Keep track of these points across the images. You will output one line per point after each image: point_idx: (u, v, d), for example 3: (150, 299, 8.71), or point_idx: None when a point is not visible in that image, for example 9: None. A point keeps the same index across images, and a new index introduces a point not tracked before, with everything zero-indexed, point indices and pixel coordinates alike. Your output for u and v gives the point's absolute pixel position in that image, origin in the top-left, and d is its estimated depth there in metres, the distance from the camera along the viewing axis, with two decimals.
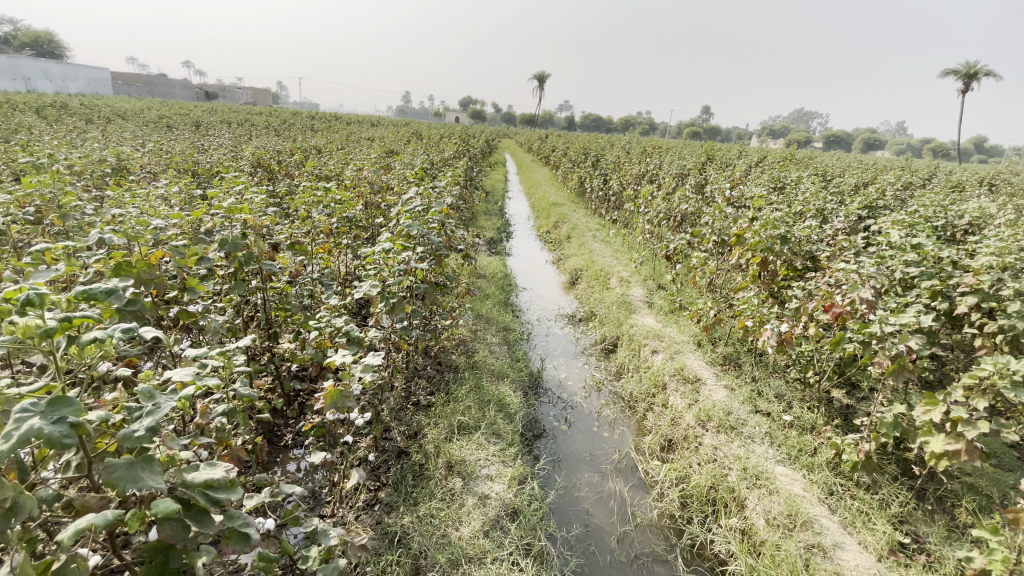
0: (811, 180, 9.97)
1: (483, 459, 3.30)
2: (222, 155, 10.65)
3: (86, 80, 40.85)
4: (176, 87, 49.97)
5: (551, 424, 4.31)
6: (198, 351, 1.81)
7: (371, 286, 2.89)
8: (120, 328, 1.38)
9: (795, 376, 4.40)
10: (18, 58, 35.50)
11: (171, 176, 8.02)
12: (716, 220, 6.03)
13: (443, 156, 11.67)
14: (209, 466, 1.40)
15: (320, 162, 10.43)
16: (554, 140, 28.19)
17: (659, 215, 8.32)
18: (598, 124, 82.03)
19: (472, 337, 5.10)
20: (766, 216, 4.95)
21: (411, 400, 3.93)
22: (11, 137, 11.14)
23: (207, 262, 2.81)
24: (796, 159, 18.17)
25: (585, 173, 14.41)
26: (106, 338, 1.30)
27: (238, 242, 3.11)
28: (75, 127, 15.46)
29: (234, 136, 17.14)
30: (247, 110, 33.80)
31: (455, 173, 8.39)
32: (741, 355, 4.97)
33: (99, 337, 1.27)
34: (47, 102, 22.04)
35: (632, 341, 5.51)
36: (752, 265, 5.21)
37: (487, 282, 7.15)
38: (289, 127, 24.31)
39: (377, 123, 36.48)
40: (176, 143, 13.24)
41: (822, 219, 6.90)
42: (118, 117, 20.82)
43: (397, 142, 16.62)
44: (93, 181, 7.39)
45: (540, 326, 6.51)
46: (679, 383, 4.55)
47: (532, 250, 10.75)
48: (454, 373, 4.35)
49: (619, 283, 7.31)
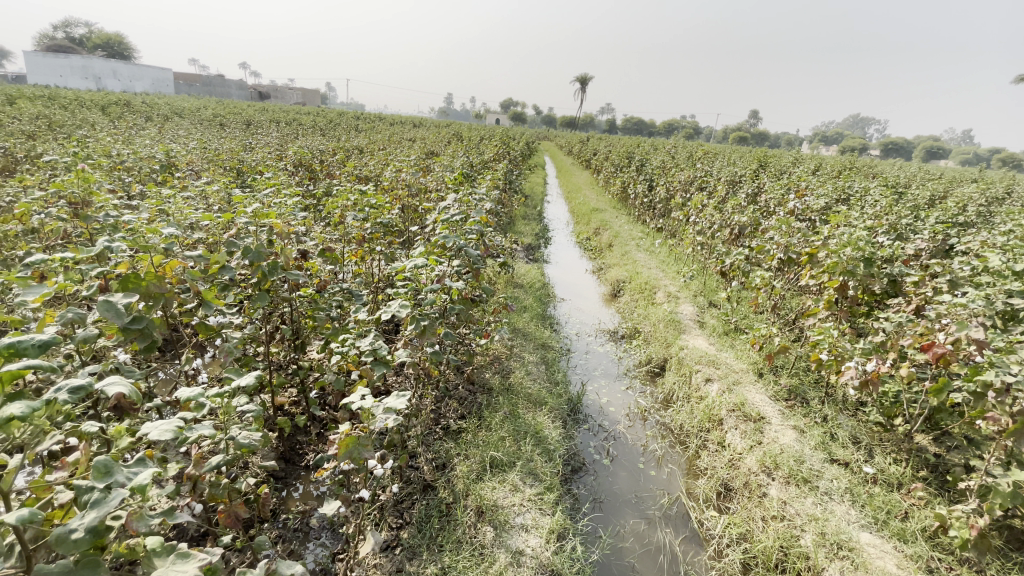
0: (879, 191, 9.13)
1: (517, 505, 2.94)
2: (266, 153, 10.74)
3: (151, 81, 43.02)
4: (231, 87, 52.09)
5: (592, 457, 3.91)
6: (192, 391, 1.55)
7: (400, 307, 2.55)
8: (62, 391, 1.19)
9: (875, 420, 3.85)
10: (92, 60, 37.97)
11: (215, 175, 8.06)
12: (781, 235, 5.47)
13: (483, 158, 11.40)
14: (183, 557, 1.11)
15: (361, 162, 10.36)
16: (595, 144, 27.61)
17: (712, 225, 7.74)
18: (639, 127, 80.49)
19: (508, 354, 4.75)
20: (844, 234, 4.38)
21: (440, 424, 3.62)
22: (72, 133, 11.64)
23: (228, 272, 2.63)
24: (858, 168, 16.99)
25: (629, 178, 13.87)
26: (25, 413, 1.08)
27: (262, 250, 2.85)
28: (134, 124, 16.18)
29: (280, 135, 17.53)
30: (295, 110, 34.71)
31: (495, 177, 8.08)
32: (808, 390, 4.44)
33: (18, 415, 1.08)
34: (112, 100, 23.26)
35: (682, 365, 5.04)
36: (823, 288, 4.65)
37: (525, 292, 6.79)
38: (333, 127, 24.81)
39: (418, 124, 36.98)
40: (223, 141, 13.57)
41: (897, 237, 6.20)
42: (175, 115, 21.79)
43: (438, 144, 16.51)
44: (141, 178, 7.50)
45: (579, 342, 6.10)
46: (738, 421, 4.06)
47: (571, 258, 10.36)
48: (487, 395, 4.02)
49: (666, 298, 6.82)
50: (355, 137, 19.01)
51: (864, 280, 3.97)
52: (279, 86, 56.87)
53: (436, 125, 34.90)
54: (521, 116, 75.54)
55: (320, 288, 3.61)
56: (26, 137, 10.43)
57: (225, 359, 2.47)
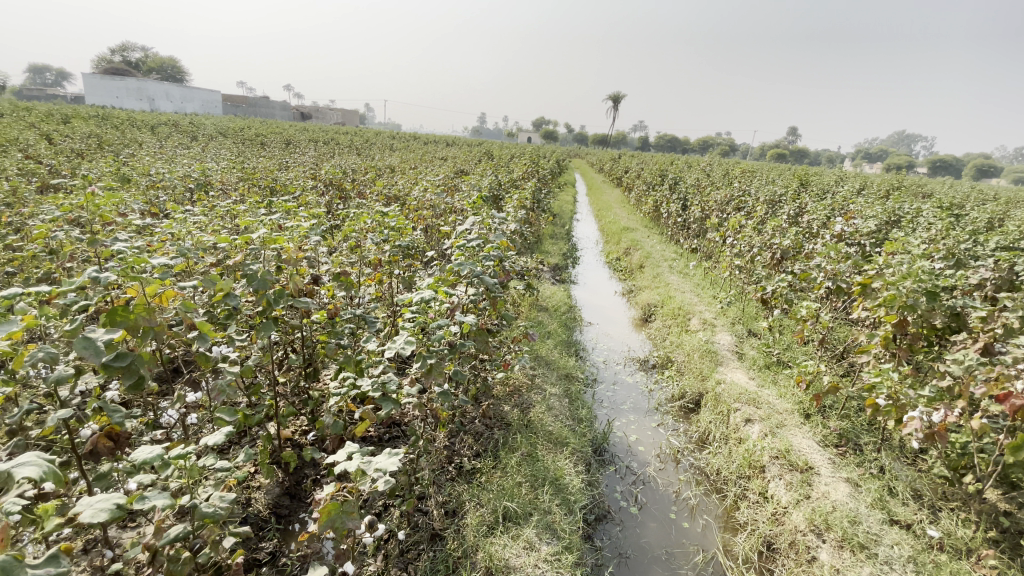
0: (934, 213, 8.48)
1: (532, 568, 2.61)
2: (299, 172, 10.94)
3: (201, 103, 45.32)
4: (275, 108, 54.41)
5: (618, 504, 3.59)
6: (146, 452, 1.44)
7: (405, 343, 2.27)
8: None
9: (943, 475, 3.39)
10: (148, 83, 40.35)
11: (248, 194, 8.20)
12: (828, 262, 5.05)
13: (512, 177, 11.29)
14: None
15: (391, 181, 10.41)
16: (626, 162, 27.35)
17: (750, 249, 7.33)
18: (672, 145, 79.74)
19: (530, 385, 4.49)
20: (902, 263, 3.96)
21: (454, 463, 3.37)
22: (121, 152, 12.19)
23: (233, 299, 2.53)
24: (906, 187, 16.15)
25: (661, 197, 13.52)
26: None
27: (268, 277, 2.69)
28: (180, 143, 16.92)
29: (316, 154, 18.01)
30: (332, 130, 35.83)
31: (522, 196, 7.93)
32: (862, 436, 3.99)
33: None
34: (162, 120, 24.48)
35: (719, 403, 4.67)
36: (878, 322, 4.21)
37: (551, 317, 6.53)
38: (367, 146, 25.39)
39: (450, 142, 37.63)
40: (261, 159, 13.98)
41: (959, 265, 5.66)
42: (220, 135, 22.72)
43: (468, 162, 16.60)
44: (177, 197, 7.69)
45: (607, 371, 5.78)
46: (783, 469, 3.67)
47: (600, 279, 10.06)
48: (506, 431, 3.76)
49: (701, 326, 6.42)
50: (388, 155, 19.32)
51: (927, 316, 3.55)
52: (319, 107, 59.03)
53: (468, 144, 35.35)
54: (552, 134, 76.14)
55: (336, 313, 3.40)
56: (78, 156, 10.97)
57: (218, 395, 2.31)
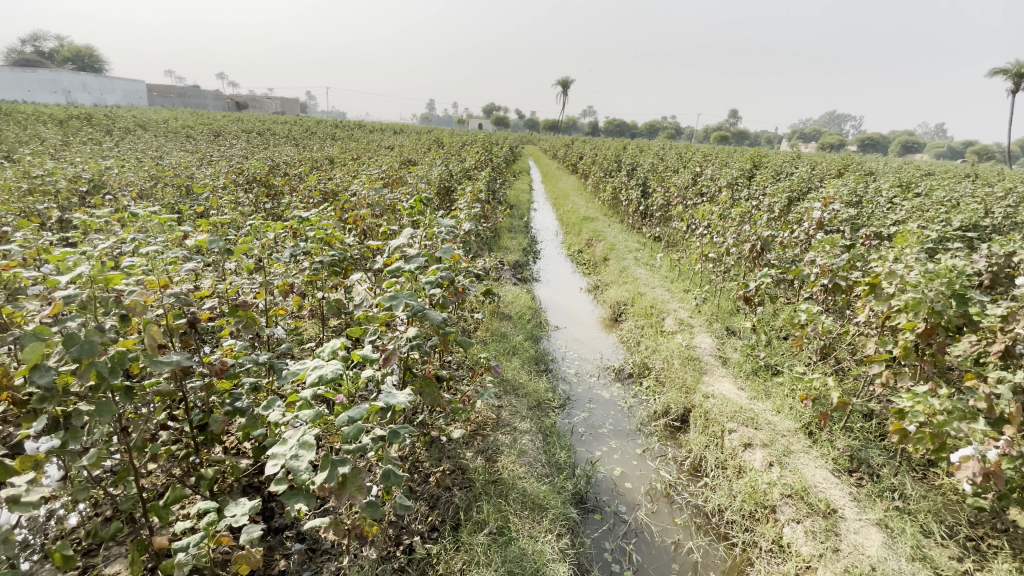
0: (896, 193, 8.25)
1: None
2: (221, 167, 9.58)
3: (122, 93, 41.48)
4: (207, 97, 50.55)
5: (609, 570, 2.90)
6: None
7: (302, 445, 1.46)
8: None
9: (979, 509, 2.90)
10: (58, 72, 36.47)
11: (155, 198, 6.93)
12: (820, 256, 4.56)
13: (464, 166, 10.37)
14: None
15: (331, 174, 9.29)
16: (579, 148, 26.79)
17: (721, 238, 6.83)
18: (622, 129, 80.60)
19: (495, 423, 3.77)
20: (917, 260, 3.46)
21: (402, 552, 2.56)
22: (5, 148, 10.39)
23: (44, 374, 1.72)
24: (852, 165, 16.35)
25: (620, 183, 12.96)
26: None
27: (98, 338, 1.80)
28: (89, 137, 14.92)
29: (249, 146, 16.34)
30: (270, 120, 33.33)
31: (476, 189, 7.08)
32: (875, 456, 3.51)
33: None
34: (70, 112, 21.77)
35: (712, 423, 4.10)
36: (888, 326, 3.72)
37: (515, 325, 5.78)
38: (307, 136, 23.66)
39: (400, 132, 36.11)
40: (183, 154, 12.39)
41: (943, 250, 5.29)
42: (139, 127, 20.60)
43: (418, 151, 15.50)
44: (63, 202, 6.37)
45: (580, 386, 5.11)
46: (799, 510, 3.12)
47: (562, 274, 9.40)
48: (467, 491, 3.01)
49: (678, 326, 5.84)
50: (329, 146, 17.79)
51: (957, 322, 3.05)
52: (256, 94, 55.18)
53: (416, 132, 33.98)
54: (503, 119, 75.31)
55: (224, 369, 2.44)
56: None
57: None
